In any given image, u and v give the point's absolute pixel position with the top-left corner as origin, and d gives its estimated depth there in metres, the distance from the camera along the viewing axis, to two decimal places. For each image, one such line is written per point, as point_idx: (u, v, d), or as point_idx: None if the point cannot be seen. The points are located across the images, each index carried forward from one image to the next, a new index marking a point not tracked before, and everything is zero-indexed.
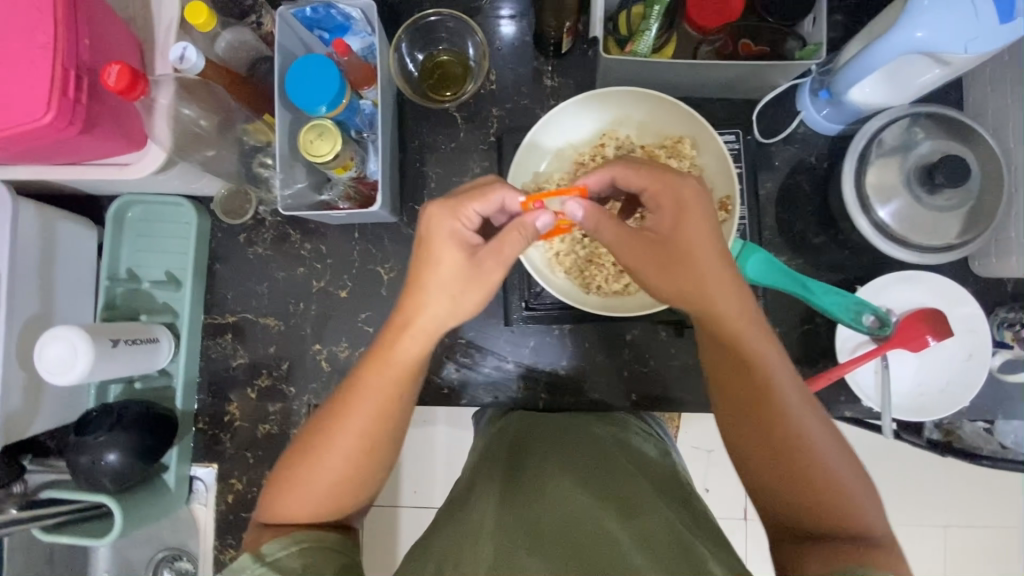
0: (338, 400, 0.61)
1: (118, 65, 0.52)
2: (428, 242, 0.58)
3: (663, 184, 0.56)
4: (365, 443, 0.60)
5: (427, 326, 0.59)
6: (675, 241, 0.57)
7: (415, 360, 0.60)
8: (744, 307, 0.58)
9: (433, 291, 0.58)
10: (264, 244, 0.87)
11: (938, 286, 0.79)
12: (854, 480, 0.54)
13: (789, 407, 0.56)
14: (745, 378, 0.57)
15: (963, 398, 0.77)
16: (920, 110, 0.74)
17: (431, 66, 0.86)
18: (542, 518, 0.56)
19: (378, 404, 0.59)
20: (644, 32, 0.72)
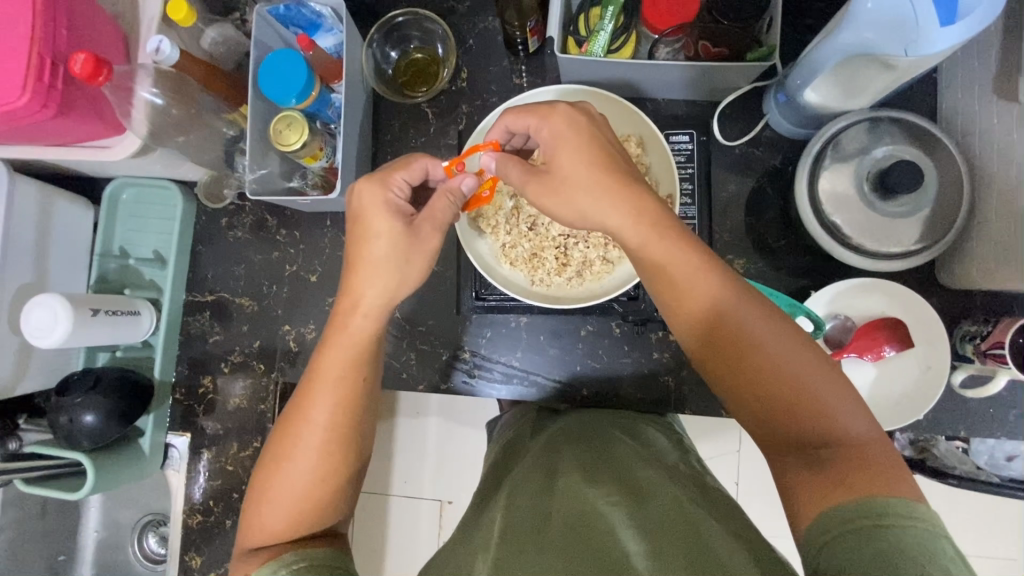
0: (297, 401, 0.60)
1: (83, 54, 0.58)
2: (362, 215, 0.60)
3: (540, 117, 0.59)
4: (335, 436, 0.59)
5: (373, 305, 0.60)
6: (572, 177, 0.57)
7: (372, 335, 0.61)
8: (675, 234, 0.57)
9: (371, 266, 0.59)
10: (244, 228, 0.93)
11: (898, 294, 0.76)
12: (831, 384, 0.52)
13: (749, 332, 0.54)
14: (703, 317, 0.56)
15: (921, 408, 0.74)
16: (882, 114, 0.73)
17: (404, 64, 0.90)
18: (548, 523, 0.56)
19: (340, 391, 0.59)
20: (599, 32, 0.75)
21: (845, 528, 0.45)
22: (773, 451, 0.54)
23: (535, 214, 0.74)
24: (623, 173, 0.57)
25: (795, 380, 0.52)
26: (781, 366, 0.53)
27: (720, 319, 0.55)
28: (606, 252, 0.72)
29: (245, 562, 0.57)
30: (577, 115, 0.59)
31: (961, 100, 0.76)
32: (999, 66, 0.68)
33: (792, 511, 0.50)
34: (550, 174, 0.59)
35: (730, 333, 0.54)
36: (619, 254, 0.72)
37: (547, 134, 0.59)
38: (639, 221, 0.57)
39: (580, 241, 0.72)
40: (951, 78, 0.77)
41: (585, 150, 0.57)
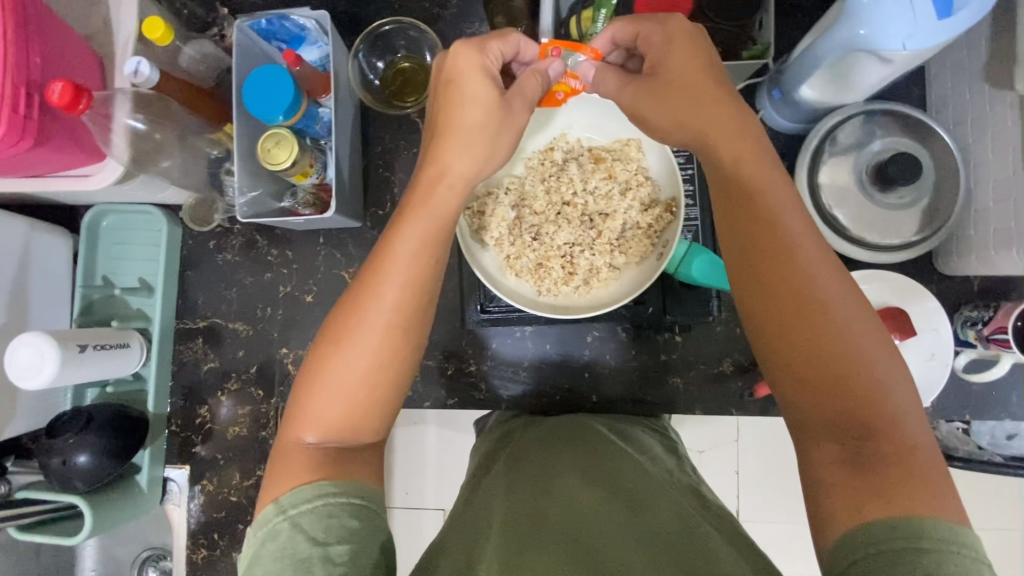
0: (364, 277, 0.58)
1: (61, 82, 0.55)
2: (456, 80, 0.59)
3: (652, 22, 0.60)
4: (390, 339, 0.57)
5: (460, 176, 0.59)
6: (679, 82, 0.58)
7: (448, 212, 0.59)
8: (771, 174, 0.56)
9: (458, 134, 0.58)
10: (233, 251, 0.90)
11: (898, 284, 0.77)
12: (892, 378, 0.50)
13: (815, 276, 0.52)
14: (771, 248, 0.53)
15: (926, 396, 0.76)
16: (875, 107, 0.73)
17: (391, 74, 0.87)
18: (546, 520, 0.56)
19: (410, 275, 0.57)
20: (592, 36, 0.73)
21: (879, 547, 0.43)
22: (809, 432, 0.51)
23: (538, 224, 0.73)
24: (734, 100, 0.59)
25: (861, 360, 0.49)
26: (851, 340, 0.50)
27: (796, 275, 0.52)
28: (611, 259, 0.71)
29: (293, 456, 0.55)
30: (695, 32, 0.59)
31: (952, 90, 0.76)
32: (990, 54, 0.69)
33: (819, 516, 0.48)
34: (653, 80, 0.60)
35: (806, 292, 0.52)
36: (625, 261, 0.72)
37: (659, 46, 0.59)
38: (741, 150, 0.57)
39: (586, 249, 0.72)
40: (940, 68, 0.78)
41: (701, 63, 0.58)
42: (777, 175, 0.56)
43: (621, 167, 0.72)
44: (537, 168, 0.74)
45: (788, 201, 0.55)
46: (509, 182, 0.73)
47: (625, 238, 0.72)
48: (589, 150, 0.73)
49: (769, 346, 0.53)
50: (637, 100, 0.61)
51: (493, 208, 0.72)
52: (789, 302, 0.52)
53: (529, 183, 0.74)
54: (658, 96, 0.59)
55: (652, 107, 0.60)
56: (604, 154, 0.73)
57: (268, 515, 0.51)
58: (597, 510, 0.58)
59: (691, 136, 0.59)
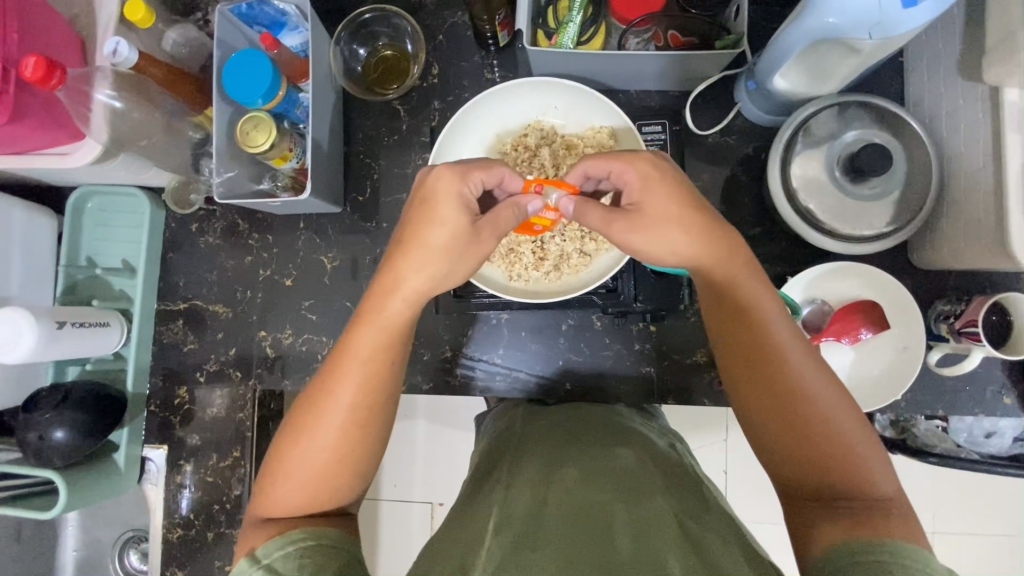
0: (328, 369, 0.58)
1: (34, 56, 0.56)
2: (432, 200, 0.58)
3: (623, 161, 0.59)
4: (356, 421, 0.57)
5: (411, 286, 0.58)
6: (658, 217, 0.58)
7: (402, 320, 0.59)
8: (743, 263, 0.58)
9: (421, 255, 0.58)
10: (215, 234, 0.91)
11: (868, 276, 0.78)
12: (864, 439, 0.53)
13: (786, 355, 0.55)
14: (745, 328, 0.57)
15: (899, 389, 0.76)
16: (850, 98, 0.73)
17: (374, 61, 0.88)
18: (544, 517, 0.57)
19: (367, 373, 0.57)
20: (568, 24, 0.75)
21: (853, 559, 0.46)
22: (798, 501, 0.53)
23: None
24: (709, 224, 0.58)
25: (828, 428, 0.53)
26: (824, 417, 0.53)
27: (769, 358, 0.55)
28: (581, 246, 0.73)
29: (257, 531, 0.56)
30: (666, 167, 0.59)
31: (927, 83, 0.76)
32: (963, 46, 0.69)
33: (803, 544, 0.51)
34: (634, 213, 0.59)
35: (780, 378, 0.55)
36: (594, 247, 0.73)
37: (631, 180, 0.59)
38: (727, 262, 0.58)
39: (556, 235, 0.73)
40: (917, 61, 0.78)
41: (678, 200, 0.58)
42: (747, 261, 0.59)
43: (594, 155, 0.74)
44: (509, 155, 0.76)
45: (763, 289, 0.58)
46: None
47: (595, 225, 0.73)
48: (563, 138, 0.75)
49: (749, 420, 0.57)
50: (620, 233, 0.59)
51: None
52: (762, 384, 0.55)
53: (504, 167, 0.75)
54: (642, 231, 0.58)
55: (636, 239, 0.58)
56: (577, 141, 0.75)
57: (242, 569, 0.51)
58: (597, 503, 0.58)
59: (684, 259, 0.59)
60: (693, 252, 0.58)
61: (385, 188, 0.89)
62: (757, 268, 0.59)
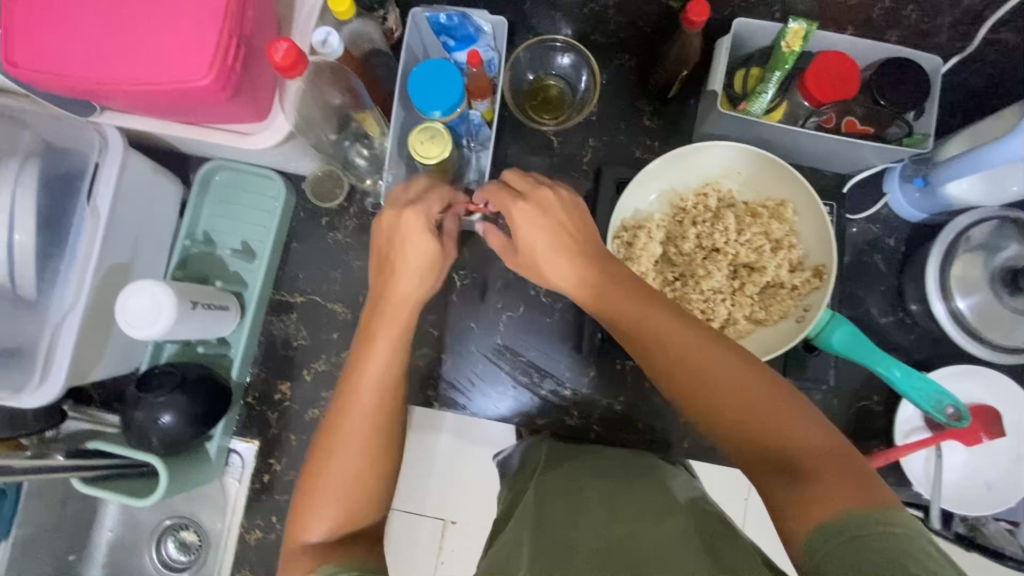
0: (342, 389, 0.60)
1: (288, 44, 0.54)
2: (403, 233, 0.61)
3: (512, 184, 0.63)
4: (380, 421, 0.59)
5: (408, 297, 0.62)
6: (547, 224, 0.60)
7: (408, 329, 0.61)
8: (566, 255, 0.60)
9: (405, 273, 0.61)
10: (345, 232, 0.88)
11: (996, 383, 0.80)
12: (764, 391, 0.52)
13: (660, 335, 0.55)
14: (631, 327, 0.57)
15: (1011, 496, 0.78)
16: (1008, 215, 0.77)
17: (536, 88, 0.89)
18: (575, 549, 0.52)
19: (384, 387, 0.60)
20: (760, 94, 0.75)
21: (847, 532, 0.43)
22: (750, 467, 0.52)
23: (684, 267, 0.73)
24: (581, 236, 0.61)
25: (711, 386, 0.52)
26: (714, 380, 0.53)
27: (654, 347, 0.56)
28: (751, 313, 0.71)
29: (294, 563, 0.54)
30: (551, 197, 0.61)
31: None
32: None
33: (786, 532, 0.47)
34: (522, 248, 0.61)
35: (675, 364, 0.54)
36: (763, 317, 0.71)
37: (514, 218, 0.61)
38: (591, 269, 0.60)
39: (727, 299, 0.71)
40: None
41: (547, 223, 0.60)
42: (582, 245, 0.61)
43: (776, 226, 0.71)
44: (688, 212, 0.74)
45: (580, 269, 0.60)
46: (660, 221, 0.73)
47: (767, 295, 0.71)
48: (743, 204, 0.73)
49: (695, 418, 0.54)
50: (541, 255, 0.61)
51: (643, 242, 0.72)
52: (663, 376, 0.55)
53: (683, 228, 0.73)
54: (542, 252, 0.60)
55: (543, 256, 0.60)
56: (761, 209, 0.72)
57: None
58: (621, 535, 0.53)
59: (582, 271, 0.60)
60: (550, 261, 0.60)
61: None
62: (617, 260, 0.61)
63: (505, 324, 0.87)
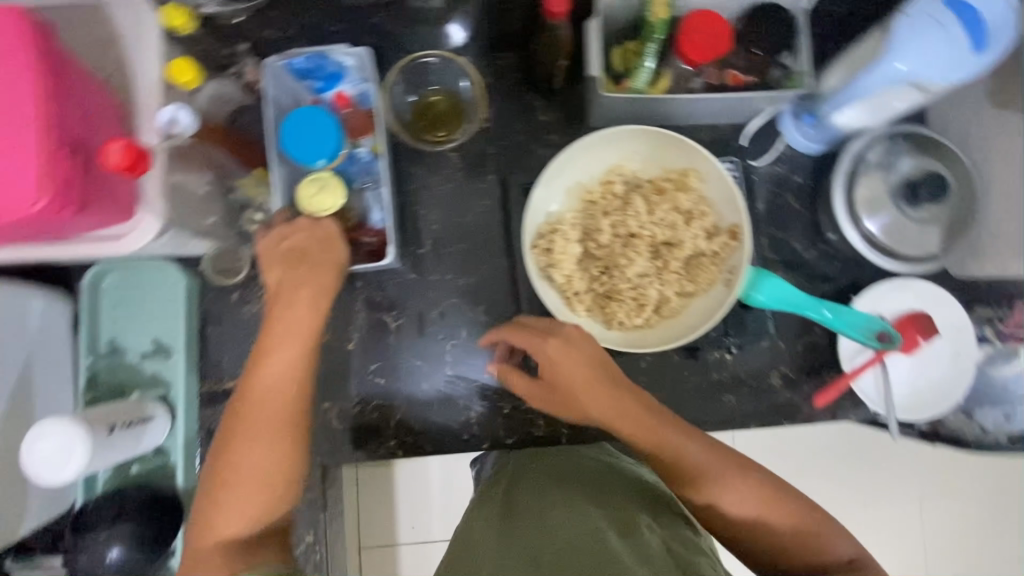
0: (244, 388, 0.62)
1: (123, 143, 0.52)
2: (303, 247, 0.67)
3: (546, 340, 0.66)
4: (286, 418, 0.61)
5: (312, 302, 0.64)
6: (589, 385, 0.64)
7: (310, 332, 0.63)
8: (612, 398, 0.65)
9: (305, 272, 0.65)
10: (260, 302, 0.83)
11: (922, 290, 0.84)
12: (801, 512, 0.62)
13: (699, 466, 0.62)
14: (679, 475, 0.63)
15: (956, 392, 0.83)
16: (897, 131, 0.80)
17: (421, 108, 0.85)
18: (542, 556, 0.61)
19: (295, 394, 0.62)
20: (640, 69, 0.76)
21: None
22: None
23: (607, 258, 0.72)
24: (618, 377, 0.67)
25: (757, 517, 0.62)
26: (755, 511, 0.62)
27: (702, 490, 0.62)
28: (680, 287, 0.71)
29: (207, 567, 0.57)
30: (581, 336, 0.67)
31: (953, 110, 0.83)
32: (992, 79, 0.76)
33: None
34: (574, 398, 0.66)
35: (681, 463, 0.63)
36: (693, 288, 0.71)
37: (548, 354, 0.66)
38: (635, 422, 0.64)
39: (655, 280, 0.71)
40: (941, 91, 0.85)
41: (586, 363, 0.65)
42: (629, 400, 0.65)
43: (683, 198, 0.71)
44: (598, 203, 0.73)
45: (626, 420, 0.64)
46: (573, 219, 0.72)
47: (692, 266, 0.71)
48: (648, 181, 0.73)
49: (742, 545, 0.63)
50: (591, 408, 0.65)
51: (560, 245, 0.71)
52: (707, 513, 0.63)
53: (595, 220, 0.72)
54: (584, 404, 0.65)
55: (585, 399, 0.65)
56: (665, 184, 0.72)
57: None
58: (582, 536, 0.62)
59: (635, 424, 0.63)
60: (598, 414, 0.65)
61: (445, 239, 0.85)
62: (656, 407, 0.65)
63: (450, 353, 0.84)
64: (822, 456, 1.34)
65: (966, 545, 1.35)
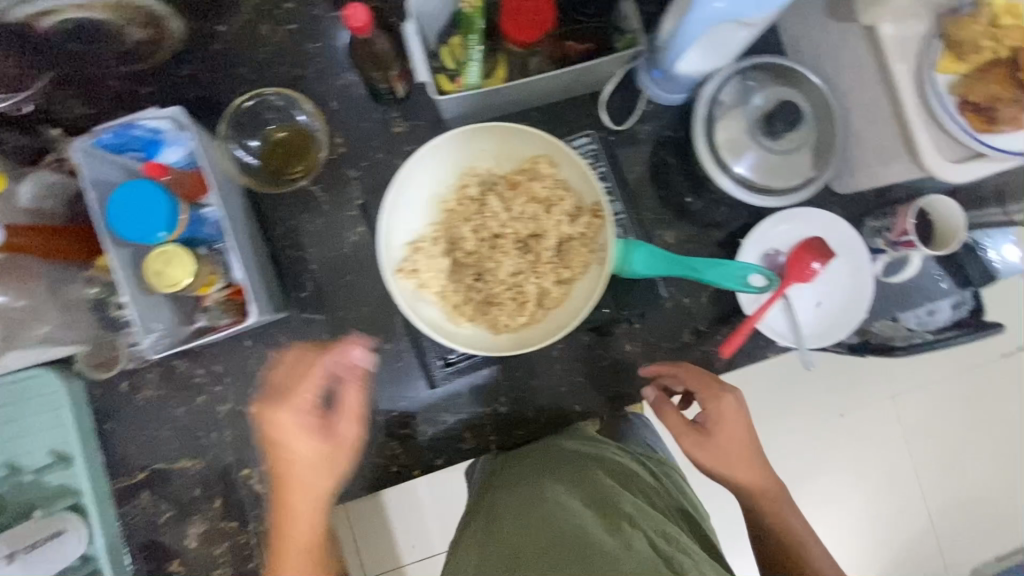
0: (276, 527, 0.69)
1: None
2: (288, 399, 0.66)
3: (711, 391, 0.75)
4: (314, 542, 0.69)
5: (349, 432, 0.69)
6: (728, 427, 0.75)
7: (323, 452, 0.68)
8: (751, 454, 0.75)
9: (286, 414, 0.66)
10: (153, 386, 0.80)
11: (808, 219, 0.84)
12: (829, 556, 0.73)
13: (796, 525, 0.76)
14: (776, 515, 0.76)
15: (862, 307, 0.82)
16: (745, 64, 0.79)
17: (270, 147, 0.82)
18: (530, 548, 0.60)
19: (312, 509, 0.69)
20: (470, 63, 0.73)
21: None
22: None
23: (477, 263, 0.70)
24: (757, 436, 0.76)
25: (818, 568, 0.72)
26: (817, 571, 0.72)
27: (789, 525, 0.76)
28: (557, 277, 0.70)
29: None
30: (734, 406, 0.75)
31: (801, 29, 0.81)
32: None
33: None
34: (706, 435, 0.74)
35: (785, 527, 0.76)
36: (570, 275, 0.70)
37: (716, 411, 0.74)
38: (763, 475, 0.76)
39: (530, 275, 0.70)
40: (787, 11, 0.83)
41: (739, 417, 0.75)
42: (751, 446, 0.75)
43: (539, 186, 0.69)
44: (457, 211, 0.70)
45: (754, 466, 0.75)
46: (434, 232, 0.70)
47: (564, 252, 0.70)
48: (502, 177, 0.71)
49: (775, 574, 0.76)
50: (731, 446, 0.75)
51: (425, 263, 0.68)
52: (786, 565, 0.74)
53: (456, 228, 0.70)
54: (720, 444, 0.75)
55: (715, 455, 0.74)
56: (519, 176, 0.70)
57: None
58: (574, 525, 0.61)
59: (742, 476, 0.75)
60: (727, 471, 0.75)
61: (327, 276, 0.82)
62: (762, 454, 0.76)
63: None
64: (786, 381, 1.36)
65: (941, 431, 1.41)
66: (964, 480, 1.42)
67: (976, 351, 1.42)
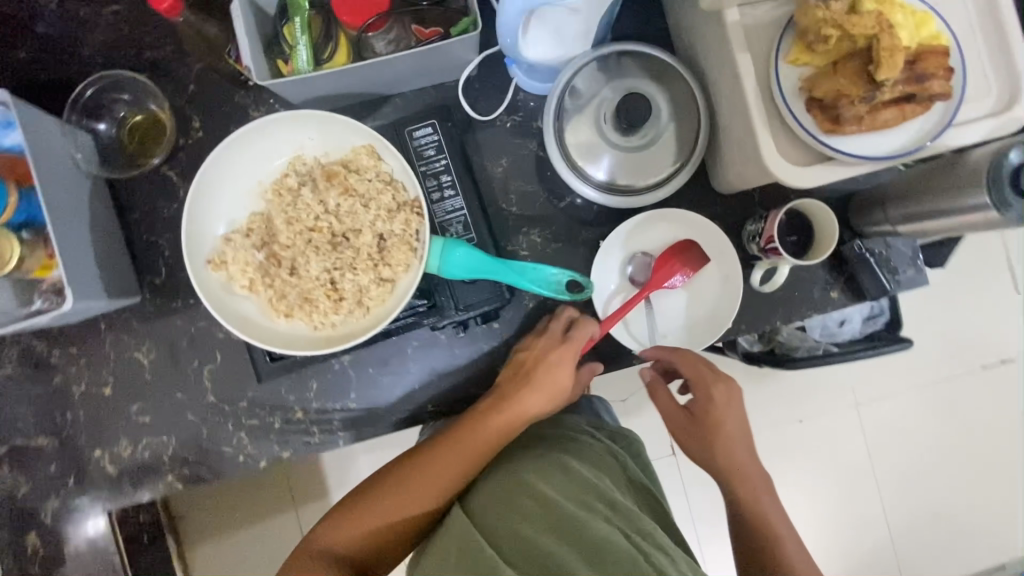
0: (416, 466, 0.67)
1: None
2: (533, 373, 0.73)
3: (722, 379, 0.76)
4: (375, 502, 0.66)
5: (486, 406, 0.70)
6: (721, 413, 0.76)
7: (521, 406, 0.70)
8: (744, 435, 0.77)
9: (515, 403, 0.71)
10: (12, 364, 0.81)
11: (677, 218, 0.78)
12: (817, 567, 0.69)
13: (775, 521, 0.72)
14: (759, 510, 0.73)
15: (727, 315, 0.76)
16: (604, 50, 0.73)
17: (128, 131, 0.82)
18: (517, 529, 0.55)
19: (435, 469, 0.67)
20: (297, 48, 0.69)
21: None
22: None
23: (293, 257, 0.69)
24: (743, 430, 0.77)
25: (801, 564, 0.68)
26: None
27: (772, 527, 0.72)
28: (376, 274, 0.68)
29: None
30: (727, 393, 0.77)
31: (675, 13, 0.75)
32: None
33: None
34: (694, 416, 0.77)
35: (767, 524, 0.72)
36: (390, 273, 0.68)
37: (711, 395, 0.76)
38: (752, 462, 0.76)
39: (347, 271, 0.68)
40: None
41: (732, 407, 0.77)
42: (743, 437, 0.77)
43: (358, 180, 0.68)
44: (276, 203, 0.70)
45: (749, 457, 0.76)
46: (250, 224, 0.69)
47: (384, 249, 0.68)
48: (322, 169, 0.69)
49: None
50: (708, 436, 0.76)
51: (234, 256, 0.68)
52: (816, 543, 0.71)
53: (273, 220, 0.69)
54: (707, 428, 0.76)
55: (703, 434, 0.77)
56: (338, 168, 0.69)
57: None
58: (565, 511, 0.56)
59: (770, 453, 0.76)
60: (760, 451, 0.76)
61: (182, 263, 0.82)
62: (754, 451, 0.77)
63: (209, 377, 0.82)
64: (740, 385, 1.26)
65: (902, 443, 1.30)
66: (930, 497, 1.31)
67: (947, 360, 1.30)
